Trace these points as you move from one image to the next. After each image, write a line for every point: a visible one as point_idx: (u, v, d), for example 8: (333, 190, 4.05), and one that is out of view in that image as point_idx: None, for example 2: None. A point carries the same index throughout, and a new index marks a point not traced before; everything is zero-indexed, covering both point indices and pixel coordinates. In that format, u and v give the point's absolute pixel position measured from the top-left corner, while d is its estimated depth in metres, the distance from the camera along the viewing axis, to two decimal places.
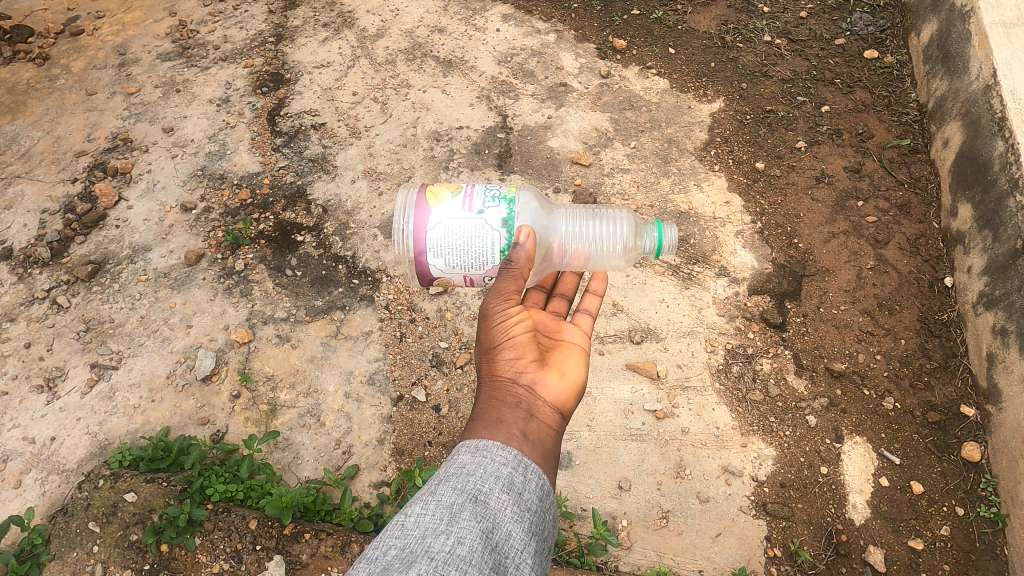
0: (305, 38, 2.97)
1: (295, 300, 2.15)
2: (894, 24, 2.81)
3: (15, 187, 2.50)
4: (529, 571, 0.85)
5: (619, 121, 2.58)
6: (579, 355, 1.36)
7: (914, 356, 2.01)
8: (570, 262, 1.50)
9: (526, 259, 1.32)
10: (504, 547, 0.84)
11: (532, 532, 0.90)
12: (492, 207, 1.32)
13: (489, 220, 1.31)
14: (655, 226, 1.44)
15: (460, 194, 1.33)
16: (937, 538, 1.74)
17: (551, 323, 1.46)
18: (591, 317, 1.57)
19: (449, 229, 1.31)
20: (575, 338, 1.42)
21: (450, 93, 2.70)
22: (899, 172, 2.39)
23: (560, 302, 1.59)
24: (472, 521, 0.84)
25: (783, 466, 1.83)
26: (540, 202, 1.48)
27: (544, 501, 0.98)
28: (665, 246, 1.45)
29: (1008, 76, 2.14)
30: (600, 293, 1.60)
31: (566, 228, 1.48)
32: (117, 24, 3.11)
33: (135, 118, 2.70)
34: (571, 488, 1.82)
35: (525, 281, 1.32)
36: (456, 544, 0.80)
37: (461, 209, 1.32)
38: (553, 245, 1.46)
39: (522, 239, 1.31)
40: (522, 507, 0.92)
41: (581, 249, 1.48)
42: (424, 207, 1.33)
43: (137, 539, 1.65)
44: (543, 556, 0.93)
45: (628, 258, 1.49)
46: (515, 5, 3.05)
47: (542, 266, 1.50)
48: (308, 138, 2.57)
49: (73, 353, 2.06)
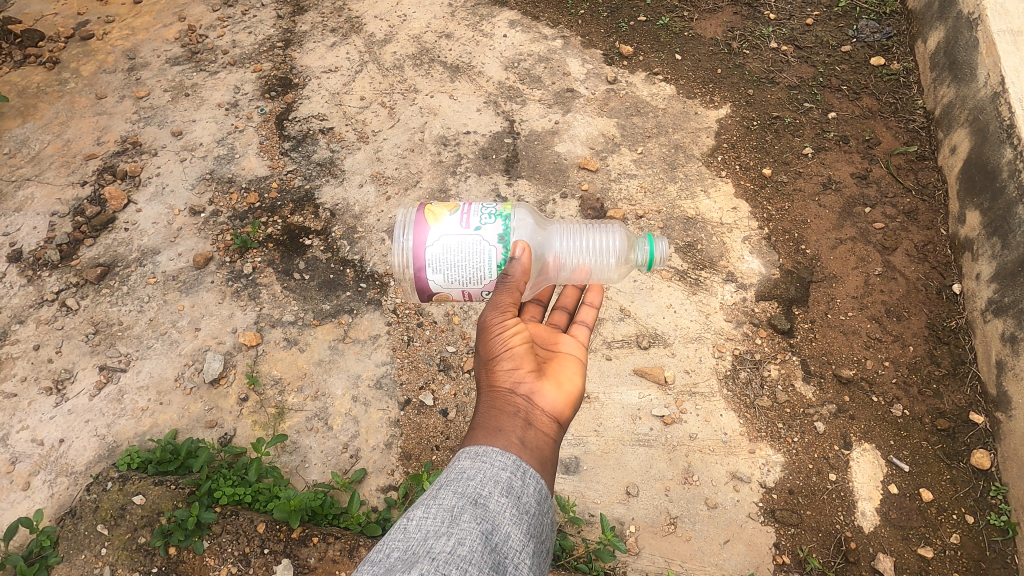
0: (313, 43, 2.99)
1: (304, 303, 2.16)
2: (900, 31, 2.82)
3: (24, 190, 2.51)
4: (528, 572, 0.85)
5: (626, 127, 2.58)
6: (576, 366, 1.36)
7: (923, 362, 2.01)
8: (565, 276, 1.50)
9: (522, 273, 1.31)
10: (503, 547, 0.85)
11: (530, 534, 0.91)
12: (489, 223, 1.32)
13: (486, 236, 1.32)
14: (646, 240, 1.45)
15: (457, 212, 1.33)
16: (947, 546, 1.73)
17: (547, 335, 1.46)
18: (587, 328, 1.56)
19: (447, 246, 1.31)
20: (572, 350, 1.42)
21: (457, 98, 2.71)
22: (906, 179, 2.39)
23: (555, 314, 1.60)
24: (472, 523, 0.84)
25: (792, 473, 1.82)
26: (534, 218, 1.47)
27: (542, 505, 0.98)
28: (656, 259, 1.45)
29: (1016, 84, 2.14)
30: (596, 305, 1.60)
31: (561, 243, 1.48)
32: (127, 28, 3.14)
33: (145, 122, 2.72)
34: (579, 493, 1.81)
35: (521, 293, 1.32)
36: (457, 545, 0.80)
37: (458, 226, 1.32)
38: (548, 260, 1.46)
39: (519, 254, 1.31)
40: (520, 509, 0.92)
41: (576, 262, 1.48)
42: (422, 225, 1.32)
43: (145, 542, 1.64)
44: (541, 558, 0.92)
45: (621, 271, 1.50)
46: (522, 11, 3.07)
47: (538, 280, 1.49)
48: (316, 142, 2.59)
49: (82, 355, 2.07)
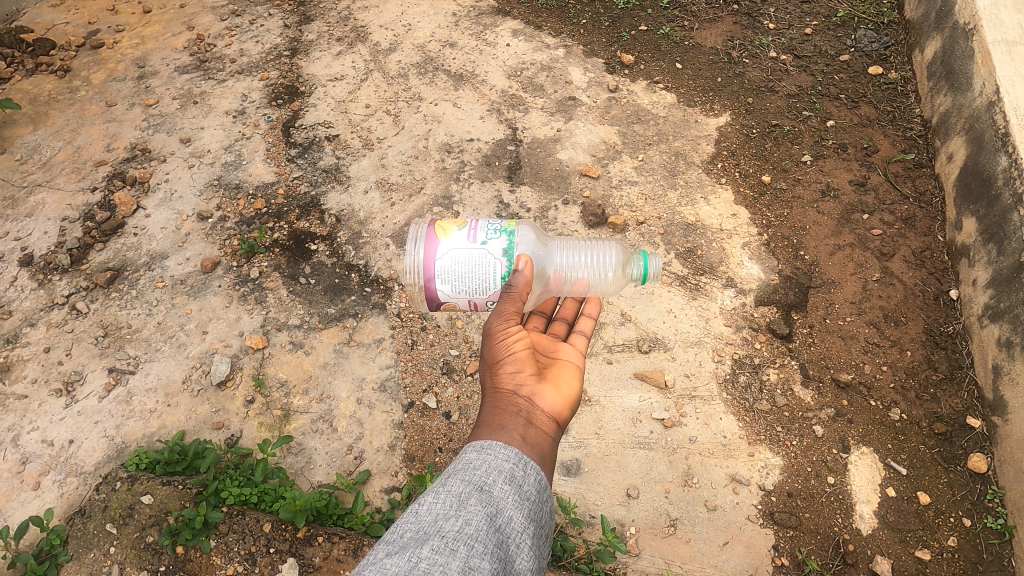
0: (319, 52, 3.05)
1: (309, 307, 2.19)
2: (898, 41, 2.86)
3: (36, 195, 2.56)
4: (531, 553, 0.89)
5: (627, 134, 2.62)
6: (576, 371, 1.39)
7: (920, 367, 2.03)
8: (564, 291, 1.53)
9: (526, 284, 1.35)
10: (507, 529, 0.89)
11: (532, 518, 0.94)
12: (495, 238, 1.36)
13: (492, 250, 1.35)
14: (640, 256, 1.46)
15: (466, 227, 1.37)
16: (944, 549, 1.75)
17: (547, 343, 1.49)
18: (586, 338, 1.59)
19: (455, 259, 1.35)
20: (571, 357, 1.45)
21: (461, 106, 2.76)
22: (904, 186, 2.42)
23: (556, 324, 1.61)
24: (478, 506, 0.89)
25: (791, 476, 1.84)
26: (535, 234, 1.51)
27: (542, 493, 1.01)
28: (650, 274, 1.46)
29: (1011, 93, 2.17)
30: (594, 316, 1.62)
31: (561, 257, 1.51)
32: (137, 38, 3.20)
33: (154, 129, 2.77)
34: (580, 494, 1.84)
35: (523, 303, 1.36)
36: (465, 525, 0.85)
37: (466, 240, 1.36)
38: (548, 274, 1.49)
39: (521, 267, 1.35)
40: (522, 496, 0.96)
41: (576, 276, 1.52)
42: (432, 239, 1.36)
43: (153, 541, 1.67)
44: (542, 542, 0.96)
45: (617, 285, 1.52)
46: (525, 21, 3.12)
47: (538, 294, 1.52)
48: (321, 149, 2.63)
49: (92, 358, 2.11)
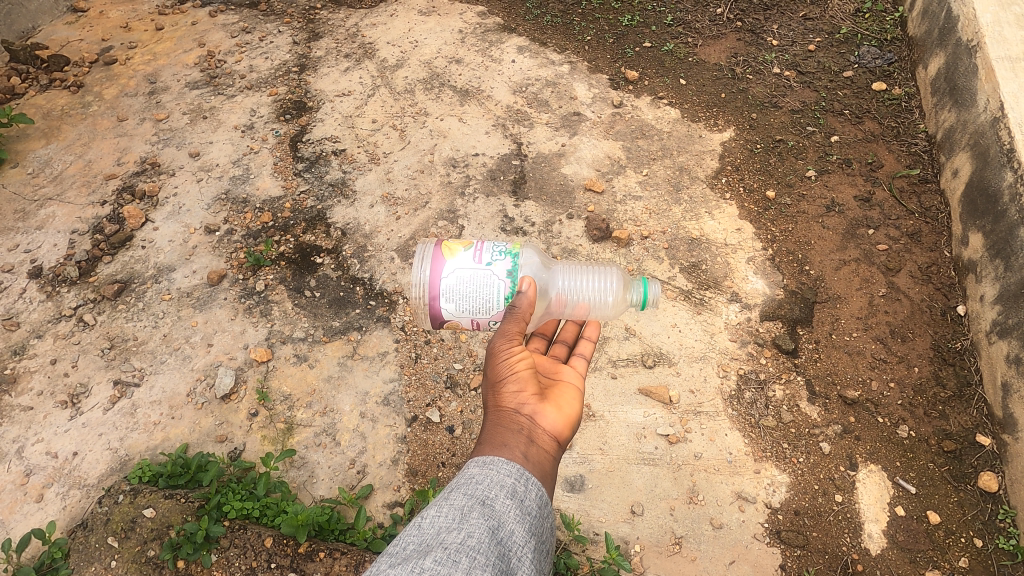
0: (327, 67, 3.09)
1: (314, 320, 2.20)
2: (902, 58, 2.89)
3: (46, 209, 2.58)
4: (532, 567, 0.88)
5: (630, 149, 2.64)
6: (578, 392, 1.39)
7: (928, 384, 2.01)
8: (566, 313, 1.53)
9: (529, 305, 1.34)
10: (508, 542, 0.88)
11: (533, 533, 0.93)
12: (500, 260, 1.36)
13: (496, 271, 1.36)
14: (640, 282, 1.46)
15: (471, 247, 1.38)
16: (955, 570, 1.72)
17: (549, 364, 1.47)
18: (586, 361, 1.57)
19: (460, 278, 1.35)
20: (573, 379, 1.44)
21: (467, 121, 2.79)
22: (909, 201, 2.42)
23: (556, 346, 1.60)
24: (481, 519, 0.88)
25: (797, 494, 1.82)
26: (540, 256, 1.51)
27: (543, 509, 1.00)
28: (650, 300, 1.46)
29: (1016, 109, 2.16)
30: (594, 338, 1.62)
31: (563, 281, 1.51)
32: (149, 54, 3.26)
33: (164, 143, 2.80)
34: (583, 511, 1.82)
35: (527, 323, 1.35)
36: (467, 537, 0.84)
37: (472, 261, 1.36)
38: (550, 296, 1.49)
39: (525, 288, 1.35)
40: (523, 511, 0.95)
41: (577, 299, 1.51)
42: (438, 258, 1.37)
43: (154, 555, 1.66)
44: (542, 557, 0.95)
45: (617, 309, 1.52)
46: (530, 38, 3.16)
47: (540, 315, 1.52)
48: (329, 163, 2.66)
49: (97, 370, 2.12)
